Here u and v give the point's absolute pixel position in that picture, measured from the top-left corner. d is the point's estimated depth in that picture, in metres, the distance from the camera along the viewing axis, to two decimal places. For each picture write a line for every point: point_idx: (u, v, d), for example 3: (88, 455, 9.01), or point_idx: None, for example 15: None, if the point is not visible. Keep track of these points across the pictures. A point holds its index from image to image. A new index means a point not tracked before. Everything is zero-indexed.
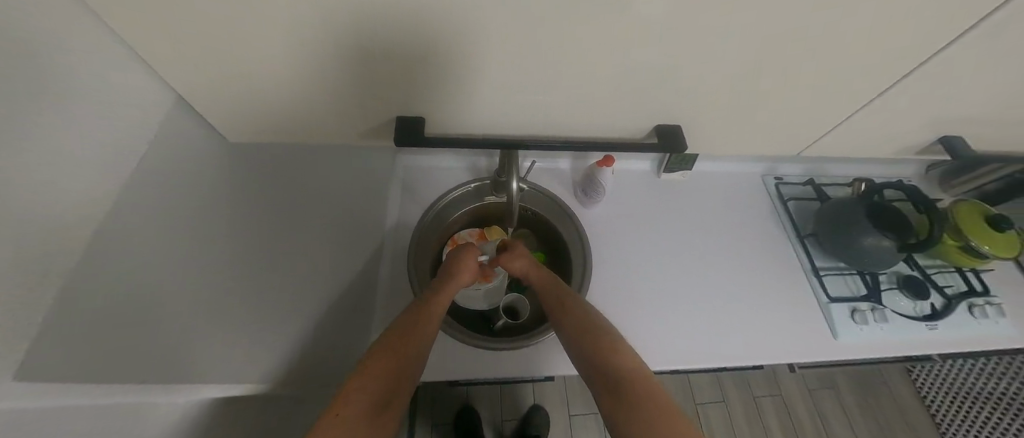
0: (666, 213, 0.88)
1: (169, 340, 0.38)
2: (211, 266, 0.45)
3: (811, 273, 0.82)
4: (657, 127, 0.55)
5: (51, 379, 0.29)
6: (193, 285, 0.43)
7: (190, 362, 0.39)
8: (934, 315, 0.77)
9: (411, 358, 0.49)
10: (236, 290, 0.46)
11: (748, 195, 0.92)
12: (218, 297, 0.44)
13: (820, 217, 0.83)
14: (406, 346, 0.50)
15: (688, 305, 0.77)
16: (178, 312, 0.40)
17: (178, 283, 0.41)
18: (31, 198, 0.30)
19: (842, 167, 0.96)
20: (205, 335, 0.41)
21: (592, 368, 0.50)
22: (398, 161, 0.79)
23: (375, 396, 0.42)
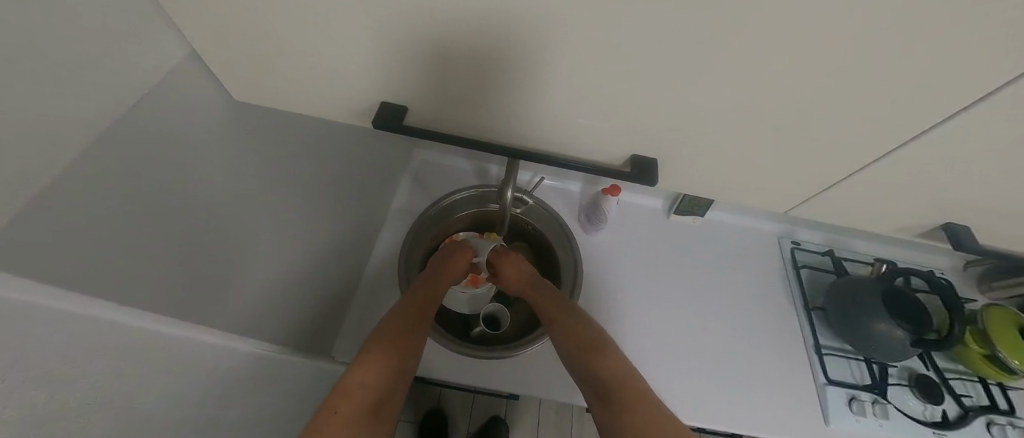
0: (670, 254, 0.86)
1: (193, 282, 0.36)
2: (244, 213, 0.43)
3: (812, 348, 0.77)
4: (631, 156, 0.41)
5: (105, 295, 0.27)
6: (224, 224, 0.40)
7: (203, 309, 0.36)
8: (945, 423, 0.70)
9: (409, 354, 0.51)
10: (255, 241, 0.45)
11: (759, 253, 0.89)
12: (237, 248, 0.42)
13: (832, 291, 0.78)
14: (402, 342, 0.51)
15: (675, 354, 0.74)
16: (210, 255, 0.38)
17: (213, 225, 0.39)
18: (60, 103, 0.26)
19: (867, 244, 0.91)
20: (227, 284, 0.41)
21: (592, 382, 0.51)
22: (414, 155, 0.83)
23: (374, 391, 0.44)
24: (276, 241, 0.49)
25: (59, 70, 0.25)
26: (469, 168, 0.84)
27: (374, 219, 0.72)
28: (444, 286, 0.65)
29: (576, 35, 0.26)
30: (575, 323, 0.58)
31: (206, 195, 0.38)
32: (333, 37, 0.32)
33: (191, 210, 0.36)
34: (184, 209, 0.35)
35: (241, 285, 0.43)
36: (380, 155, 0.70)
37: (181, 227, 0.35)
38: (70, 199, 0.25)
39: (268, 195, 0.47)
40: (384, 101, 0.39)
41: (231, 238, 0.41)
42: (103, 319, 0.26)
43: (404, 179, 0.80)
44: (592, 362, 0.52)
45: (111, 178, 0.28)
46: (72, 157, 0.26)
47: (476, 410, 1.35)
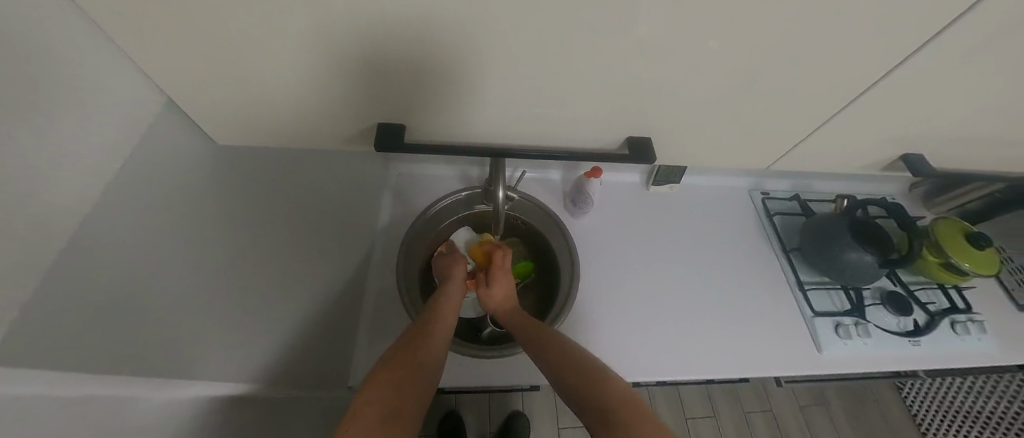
0: (656, 223, 0.89)
1: (175, 342, 0.33)
2: (228, 257, 0.41)
3: (795, 286, 0.84)
4: (629, 138, 0.42)
5: (87, 372, 0.25)
6: (204, 271, 0.37)
7: (190, 362, 0.34)
8: (917, 330, 0.78)
9: (419, 378, 0.48)
10: (248, 282, 0.43)
11: (735, 208, 0.94)
12: (224, 293, 0.39)
13: (804, 232, 0.84)
14: (415, 361, 0.49)
15: (678, 315, 0.77)
16: (193, 307, 0.35)
17: (194, 276, 0.36)
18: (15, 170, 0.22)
19: (826, 183, 0.99)
20: (219, 334, 0.38)
21: (573, 393, 0.48)
22: (392, 170, 0.82)
23: (386, 406, 0.41)
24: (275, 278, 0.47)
25: (23, 143, 0.23)
26: (449, 174, 0.84)
27: (364, 240, 0.71)
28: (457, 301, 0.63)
29: (547, 34, 0.27)
30: (553, 341, 0.57)
31: (178, 249, 0.35)
32: (301, 65, 0.30)
33: (162, 266, 0.33)
34: (159, 272, 0.33)
35: (235, 335, 0.40)
36: (361, 175, 0.69)
37: (160, 286, 0.32)
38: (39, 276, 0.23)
39: (258, 235, 0.45)
40: (376, 121, 0.39)
41: (225, 286, 0.39)
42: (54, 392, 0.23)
43: (387, 195, 0.79)
44: (573, 373, 0.50)
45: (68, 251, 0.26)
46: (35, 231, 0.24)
47: (495, 409, 1.36)
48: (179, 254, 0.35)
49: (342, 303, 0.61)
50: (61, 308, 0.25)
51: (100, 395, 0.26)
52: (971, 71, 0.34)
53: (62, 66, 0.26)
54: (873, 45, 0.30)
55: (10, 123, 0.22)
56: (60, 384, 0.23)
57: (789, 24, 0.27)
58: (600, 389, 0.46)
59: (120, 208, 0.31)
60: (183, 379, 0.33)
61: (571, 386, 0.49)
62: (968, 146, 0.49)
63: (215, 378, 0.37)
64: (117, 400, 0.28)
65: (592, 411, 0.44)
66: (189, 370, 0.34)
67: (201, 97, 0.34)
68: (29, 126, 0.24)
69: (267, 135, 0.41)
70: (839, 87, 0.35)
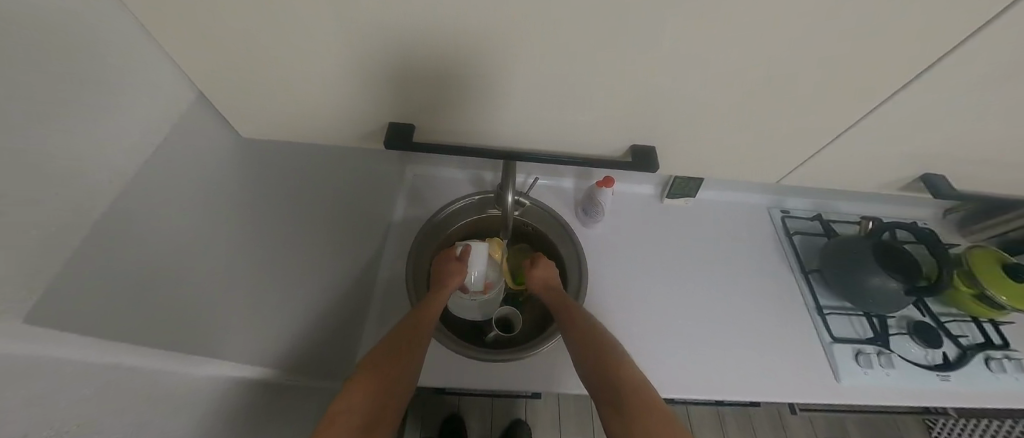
0: (668, 237, 0.88)
1: (207, 322, 0.35)
2: (254, 244, 0.43)
3: (814, 311, 0.80)
4: (633, 147, 0.42)
5: (133, 343, 0.27)
6: (235, 256, 0.40)
7: (217, 343, 0.36)
8: (946, 364, 0.74)
9: (400, 382, 0.48)
10: (268, 270, 0.45)
11: (753, 226, 0.92)
12: (248, 279, 0.41)
13: (825, 253, 0.81)
14: (396, 366, 0.49)
15: (687, 332, 0.75)
16: (221, 292, 0.37)
17: (223, 261, 0.38)
18: (81, 152, 0.25)
19: (850, 204, 0.95)
20: (242, 318, 0.40)
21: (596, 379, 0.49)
22: (407, 171, 0.84)
23: (367, 411, 0.42)
24: (291, 266, 0.48)
25: (87, 132, 0.26)
26: (463, 178, 0.85)
27: (376, 238, 0.73)
28: (443, 302, 0.63)
29: (560, 45, 0.28)
30: (580, 319, 0.58)
31: (214, 234, 0.37)
32: (325, 66, 0.32)
33: (200, 248, 0.35)
34: (196, 255, 0.35)
35: (254, 321, 0.42)
36: (378, 173, 0.71)
37: (196, 269, 0.35)
38: (101, 251, 0.26)
39: (282, 226, 0.47)
40: (391, 121, 0.40)
41: (247, 271, 0.41)
42: (69, 356, 0.23)
43: (401, 196, 0.82)
44: (595, 360, 0.51)
45: (125, 228, 0.28)
46: (96, 211, 0.26)
47: (496, 416, 1.34)
48: (217, 239, 0.38)
49: (351, 297, 0.62)
50: (121, 278, 0.27)
51: (128, 362, 0.28)
52: (1002, 91, 0.33)
53: (116, 61, 0.28)
54: (890, 63, 0.29)
55: (75, 111, 0.25)
56: (87, 349, 0.24)
57: (817, 34, 0.27)
58: (621, 378, 0.47)
59: (173, 192, 0.33)
60: (212, 357, 0.35)
61: (595, 374, 0.50)
62: (1003, 169, 0.47)
63: (237, 361, 0.39)
64: (137, 371, 0.29)
65: (611, 400, 0.45)
66: (217, 349, 0.36)
67: (232, 95, 0.36)
68: (92, 118, 0.26)
69: (294, 131, 0.43)
70: (860, 103, 0.34)
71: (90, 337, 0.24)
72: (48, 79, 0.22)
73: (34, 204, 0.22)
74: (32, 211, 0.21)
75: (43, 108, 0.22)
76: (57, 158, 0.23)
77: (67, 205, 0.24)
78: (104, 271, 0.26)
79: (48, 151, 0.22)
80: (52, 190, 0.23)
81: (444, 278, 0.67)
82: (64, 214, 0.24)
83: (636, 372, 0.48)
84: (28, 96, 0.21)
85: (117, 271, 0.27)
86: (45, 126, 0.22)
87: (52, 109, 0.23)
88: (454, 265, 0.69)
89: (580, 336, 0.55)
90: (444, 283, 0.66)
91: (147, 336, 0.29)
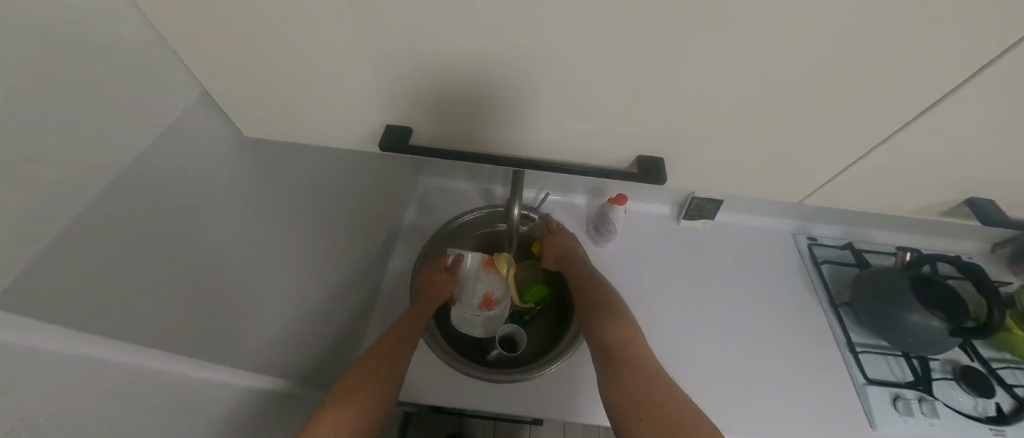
0: (685, 260, 0.84)
1: (220, 326, 0.35)
2: (273, 248, 0.43)
3: (845, 347, 0.74)
4: (640, 156, 0.31)
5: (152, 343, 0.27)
6: (254, 258, 0.40)
7: (225, 348, 0.36)
8: (1000, 418, 0.65)
9: (380, 392, 0.48)
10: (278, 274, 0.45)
11: (776, 252, 0.87)
12: (261, 282, 0.41)
13: (857, 285, 0.75)
14: (375, 378, 0.49)
15: (705, 362, 0.71)
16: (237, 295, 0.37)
17: (244, 263, 0.38)
18: (151, 149, 0.26)
19: (884, 233, 0.89)
20: (250, 323, 0.39)
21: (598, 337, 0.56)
22: (419, 182, 0.85)
23: (353, 420, 0.42)
24: (297, 271, 0.48)
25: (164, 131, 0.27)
26: (474, 191, 0.85)
27: (383, 247, 0.73)
28: (422, 319, 0.62)
29: None
30: (594, 289, 0.64)
31: (243, 236, 0.38)
32: None
33: (228, 249, 0.36)
34: (223, 255, 0.35)
35: (261, 326, 0.41)
36: (389, 184, 0.72)
37: (219, 270, 0.35)
38: (144, 247, 0.26)
39: (296, 231, 0.48)
40: None
41: (261, 276, 0.41)
42: (108, 356, 0.24)
43: (411, 206, 0.82)
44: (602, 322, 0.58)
45: (174, 225, 0.29)
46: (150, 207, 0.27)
47: None
48: (245, 240, 0.38)
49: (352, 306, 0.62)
50: (153, 276, 0.27)
51: (151, 361, 0.27)
52: None
53: None
54: None
55: (153, 112, 0.26)
56: (113, 347, 0.24)
57: None
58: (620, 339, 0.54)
59: (224, 192, 0.34)
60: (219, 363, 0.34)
61: (599, 332, 0.57)
62: None
63: (242, 369, 0.38)
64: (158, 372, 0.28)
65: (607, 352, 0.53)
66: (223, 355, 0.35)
67: None
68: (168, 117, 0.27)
69: None
70: None
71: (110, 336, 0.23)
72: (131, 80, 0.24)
73: (91, 196, 0.22)
74: (87, 202, 0.22)
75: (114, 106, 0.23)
76: (126, 153, 0.24)
77: (126, 200, 0.24)
78: (140, 268, 0.26)
79: (118, 147, 0.23)
80: (113, 183, 0.23)
81: (428, 293, 0.66)
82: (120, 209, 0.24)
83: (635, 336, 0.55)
84: (93, 97, 0.22)
85: (152, 268, 0.27)
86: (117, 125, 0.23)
87: (126, 108, 0.24)
88: (437, 280, 0.68)
89: (593, 303, 0.62)
90: (427, 298, 0.66)
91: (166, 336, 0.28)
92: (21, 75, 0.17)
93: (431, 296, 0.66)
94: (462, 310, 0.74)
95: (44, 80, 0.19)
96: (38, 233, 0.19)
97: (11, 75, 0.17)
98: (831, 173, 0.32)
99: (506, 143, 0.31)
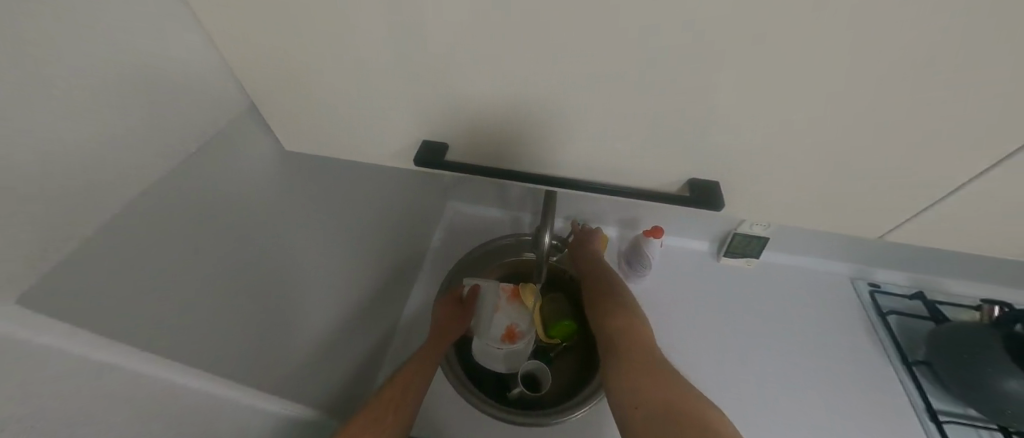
0: (727, 301, 0.77)
1: (240, 343, 0.34)
2: (302, 270, 0.43)
3: (926, 415, 0.64)
4: (691, 179, 0.29)
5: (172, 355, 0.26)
6: (285, 276, 0.40)
7: (249, 363, 0.35)
8: None
9: (389, 428, 0.46)
10: (307, 295, 0.45)
11: (832, 298, 0.78)
12: (290, 300, 0.41)
13: (933, 341, 0.66)
14: (385, 411, 0.47)
15: (760, 422, 0.64)
16: (262, 313, 0.37)
17: (274, 281, 0.38)
18: (201, 168, 0.27)
19: (960, 284, 0.79)
20: (274, 342, 0.39)
21: (608, 338, 0.53)
22: (448, 208, 0.86)
23: None
24: (327, 290, 0.49)
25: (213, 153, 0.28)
26: (502, 219, 0.84)
27: (408, 271, 0.72)
28: (439, 349, 0.61)
29: None
30: (613, 296, 0.61)
31: (278, 254, 0.38)
32: None
33: (258, 266, 0.36)
34: (254, 271, 0.35)
35: (286, 346, 0.41)
36: (420, 208, 0.72)
37: (248, 285, 0.35)
38: (181, 257, 0.26)
39: (330, 251, 0.48)
40: None
41: (290, 293, 0.41)
42: (124, 372, 0.23)
43: (439, 232, 0.82)
44: (616, 323, 0.55)
45: (212, 238, 0.29)
46: (193, 219, 0.27)
47: None
48: (278, 258, 0.38)
49: (371, 331, 0.61)
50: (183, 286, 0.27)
51: (166, 376, 0.26)
52: None
53: None
54: None
55: (208, 133, 0.27)
56: (133, 358, 0.23)
57: None
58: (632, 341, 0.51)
59: (262, 211, 0.35)
60: (234, 383, 0.33)
61: (612, 332, 0.54)
62: None
63: (258, 389, 0.36)
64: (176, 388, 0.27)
65: (616, 352, 0.50)
66: (242, 375, 0.34)
67: None
68: (222, 141, 0.29)
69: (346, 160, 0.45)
70: None
71: (130, 348, 0.23)
72: (192, 101, 0.25)
73: (138, 204, 0.22)
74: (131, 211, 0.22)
75: (178, 125, 0.24)
76: (175, 168, 0.25)
77: (167, 213, 0.25)
78: (170, 280, 0.26)
79: (168, 161, 0.24)
80: (162, 196, 0.24)
81: (445, 324, 0.65)
82: (162, 221, 0.24)
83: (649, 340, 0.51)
84: (167, 115, 0.23)
85: (179, 280, 0.27)
86: (173, 141, 0.24)
87: (184, 128, 0.25)
88: (453, 311, 0.67)
89: (608, 308, 0.59)
90: (443, 329, 0.64)
91: (187, 351, 0.28)
92: (106, 91, 0.19)
93: (447, 327, 0.64)
94: (483, 342, 0.70)
95: (125, 98, 0.20)
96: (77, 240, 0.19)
97: (93, 91, 0.18)
98: (914, 212, 0.28)
99: (544, 166, 0.30)
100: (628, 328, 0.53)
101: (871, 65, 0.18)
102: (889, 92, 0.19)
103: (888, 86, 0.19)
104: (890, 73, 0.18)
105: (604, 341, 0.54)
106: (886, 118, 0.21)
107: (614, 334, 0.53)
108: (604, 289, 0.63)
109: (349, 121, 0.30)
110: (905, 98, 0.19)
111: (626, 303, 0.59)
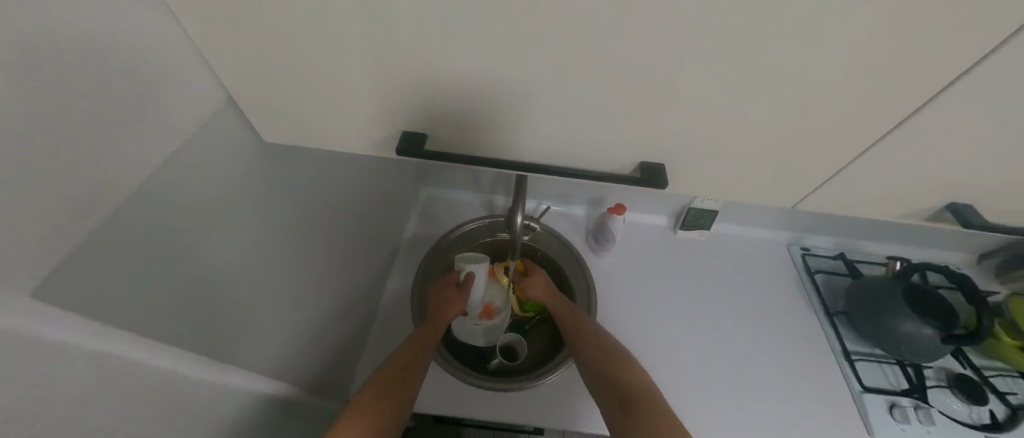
0: (683, 270, 0.85)
1: (226, 325, 0.35)
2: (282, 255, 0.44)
3: (841, 356, 0.75)
4: (641, 162, 0.32)
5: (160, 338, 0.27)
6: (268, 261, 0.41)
7: (235, 345, 0.36)
8: (994, 425, 0.66)
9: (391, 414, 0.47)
10: (289, 280, 0.45)
11: (772, 262, 0.88)
12: (272, 285, 0.42)
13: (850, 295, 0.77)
14: (388, 400, 0.48)
15: (710, 374, 0.71)
16: (246, 297, 0.37)
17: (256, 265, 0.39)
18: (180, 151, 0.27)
19: (874, 244, 0.91)
20: (258, 324, 0.40)
21: (603, 385, 0.55)
22: (421, 192, 0.86)
23: None
24: (307, 274, 0.49)
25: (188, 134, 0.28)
26: (475, 201, 0.86)
27: (384, 254, 0.73)
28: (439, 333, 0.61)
29: None
30: (591, 336, 0.61)
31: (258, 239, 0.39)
32: None
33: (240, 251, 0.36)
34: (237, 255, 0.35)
35: (269, 328, 0.42)
36: (394, 193, 0.73)
37: (232, 270, 0.35)
38: (163, 240, 0.26)
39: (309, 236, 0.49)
40: None
41: (271, 278, 0.42)
42: (115, 356, 0.23)
43: (413, 216, 0.83)
44: (603, 369, 0.56)
45: (194, 223, 0.29)
46: (174, 202, 0.27)
47: None
48: (260, 243, 0.39)
49: (351, 313, 0.62)
50: (167, 270, 0.27)
51: (155, 359, 0.27)
52: None
53: None
54: None
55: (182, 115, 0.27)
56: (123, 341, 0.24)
57: None
58: (630, 387, 0.53)
59: (241, 195, 0.35)
60: (221, 365, 0.34)
61: (604, 379, 0.55)
62: None
63: (244, 370, 0.37)
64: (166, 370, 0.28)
65: (618, 405, 0.51)
66: (228, 356, 0.35)
67: None
68: (196, 123, 0.29)
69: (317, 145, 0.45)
70: None
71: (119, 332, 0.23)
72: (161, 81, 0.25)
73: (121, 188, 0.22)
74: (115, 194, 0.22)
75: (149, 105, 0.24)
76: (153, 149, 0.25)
77: (148, 196, 0.25)
78: (155, 264, 0.26)
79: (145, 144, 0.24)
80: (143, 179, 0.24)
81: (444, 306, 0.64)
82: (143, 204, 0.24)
83: (642, 378, 0.54)
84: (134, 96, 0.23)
85: (164, 264, 0.27)
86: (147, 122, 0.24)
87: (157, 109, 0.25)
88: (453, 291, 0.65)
89: (591, 349, 0.59)
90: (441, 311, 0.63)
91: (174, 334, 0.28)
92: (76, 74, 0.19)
93: (447, 309, 0.63)
94: (463, 319, 0.74)
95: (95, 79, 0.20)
96: (60, 223, 0.19)
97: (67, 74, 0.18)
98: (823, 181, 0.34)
99: (514, 147, 0.32)
100: (621, 370, 0.55)
101: (786, 52, 0.21)
102: (801, 79, 0.23)
103: (799, 74, 0.23)
104: (800, 61, 0.22)
105: (599, 390, 0.55)
106: (799, 101, 0.25)
107: (608, 383, 0.54)
108: (582, 324, 0.64)
109: (322, 106, 0.31)
110: (812, 82, 0.23)
111: (606, 340, 0.61)
